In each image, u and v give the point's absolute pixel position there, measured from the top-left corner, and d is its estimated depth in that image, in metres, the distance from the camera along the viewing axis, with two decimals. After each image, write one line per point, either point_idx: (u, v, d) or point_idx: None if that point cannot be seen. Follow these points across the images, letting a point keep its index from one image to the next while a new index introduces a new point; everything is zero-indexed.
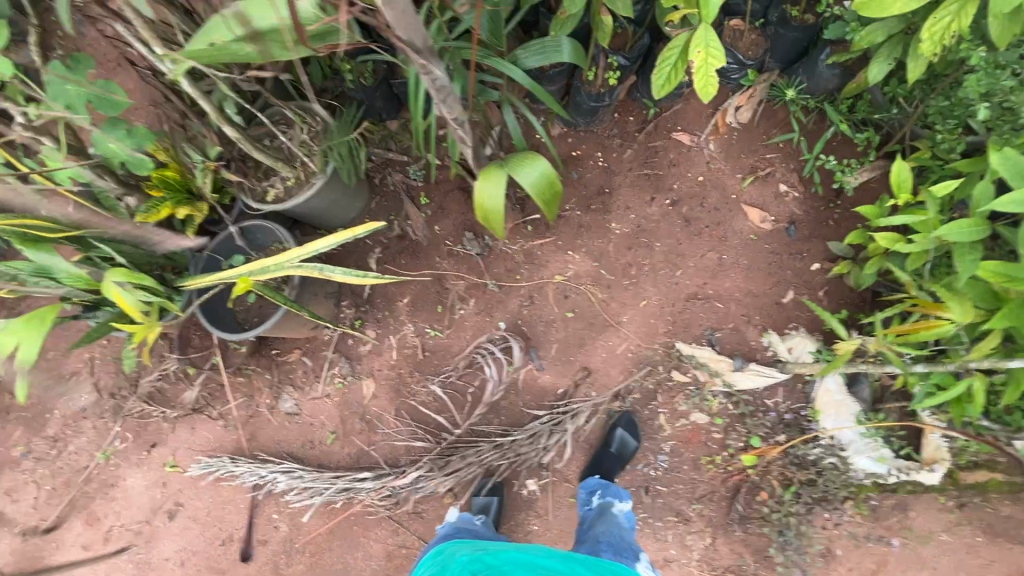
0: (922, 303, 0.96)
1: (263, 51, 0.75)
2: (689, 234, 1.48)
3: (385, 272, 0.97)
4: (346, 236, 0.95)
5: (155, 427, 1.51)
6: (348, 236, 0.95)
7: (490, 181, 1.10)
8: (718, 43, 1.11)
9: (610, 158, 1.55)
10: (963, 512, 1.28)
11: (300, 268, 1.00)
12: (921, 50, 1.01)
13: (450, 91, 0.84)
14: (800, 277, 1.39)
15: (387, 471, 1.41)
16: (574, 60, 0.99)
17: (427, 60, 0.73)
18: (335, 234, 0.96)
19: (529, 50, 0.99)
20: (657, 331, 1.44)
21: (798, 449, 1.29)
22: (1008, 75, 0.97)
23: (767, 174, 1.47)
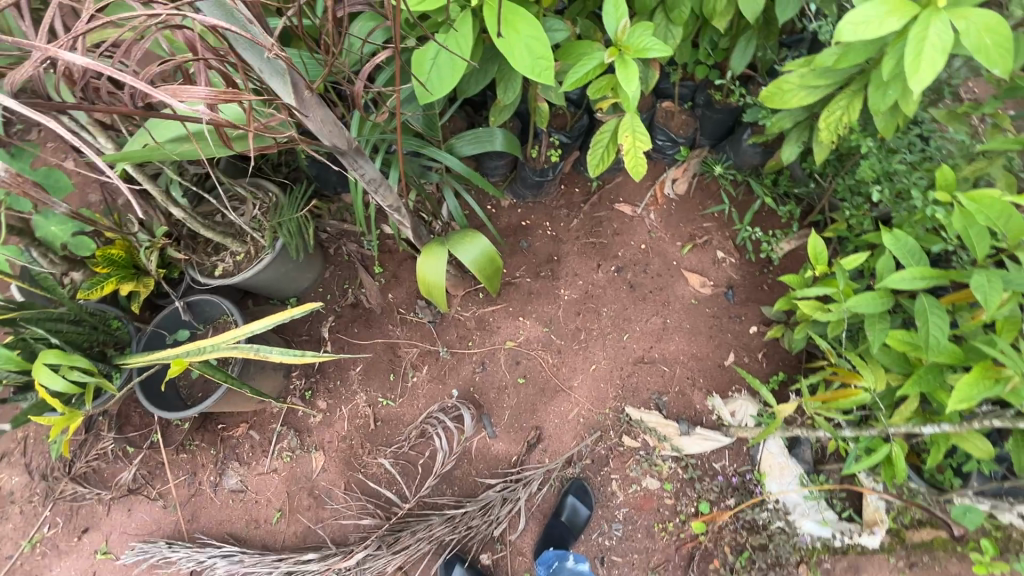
0: (840, 370, 1.02)
1: (199, 150, 0.80)
2: (634, 300, 1.54)
3: (323, 351, 0.99)
4: (284, 317, 0.96)
5: (89, 510, 1.44)
6: (286, 318, 0.97)
7: (432, 259, 1.14)
8: (643, 129, 1.20)
9: (558, 227, 1.63)
10: None
11: (237, 349, 1.00)
12: (822, 137, 1.12)
13: (382, 182, 0.89)
14: (740, 340, 1.45)
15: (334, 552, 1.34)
16: (506, 148, 1.06)
17: (354, 160, 0.78)
18: (273, 315, 0.98)
19: (464, 139, 1.06)
20: (607, 395, 1.47)
21: (747, 513, 1.29)
22: (897, 160, 1.08)
23: (705, 242, 1.56)
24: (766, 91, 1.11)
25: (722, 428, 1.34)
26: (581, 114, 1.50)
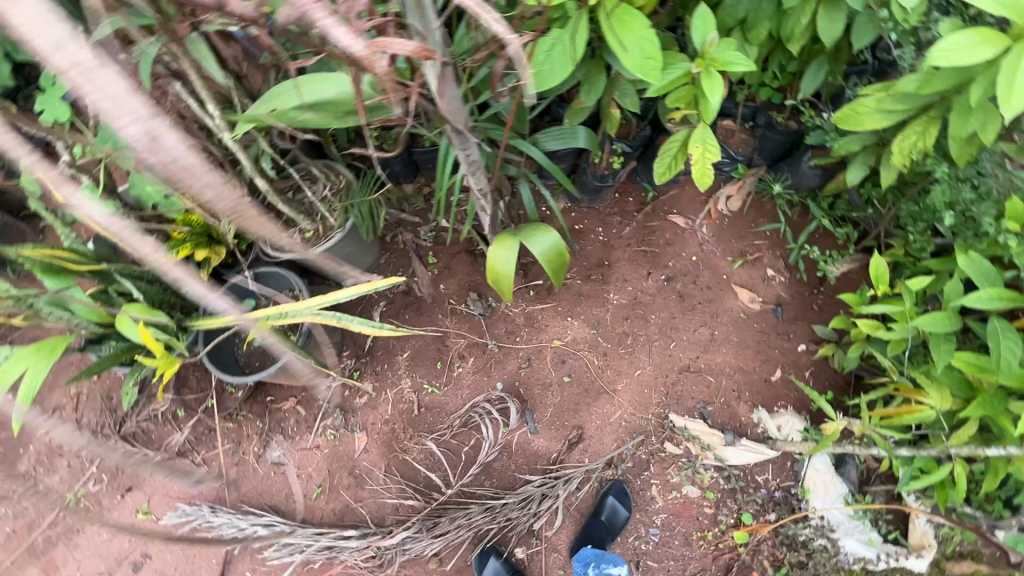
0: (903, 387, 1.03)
1: (320, 119, 0.85)
2: (682, 309, 1.56)
3: (402, 324, 1.02)
4: (369, 288, 1.00)
5: (134, 470, 1.47)
6: (371, 289, 1.00)
7: (503, 247, 1.17)
8: (715, 141, 1.24)
9: (610, 234, 1.66)
10: None
11: (319, 316, 1.03)
12: (893, 161, 1.15)
13: (479, 165, 0.94)
14: (787, 357, 1.46)
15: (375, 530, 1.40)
16: (587, 145, 1.13)
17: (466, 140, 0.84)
18: (357, 286, 1.01)
19: (548, 135, 1.13)
20: (650, 401, 1.48)
21: (788, 528, 1.29)
22: (967, 188, 1.11)
23: (756, 259, 1.58)
24: (840, 113, 1.15)
25: (768, 442, 1.35)
26: (644, 125, 1.55)
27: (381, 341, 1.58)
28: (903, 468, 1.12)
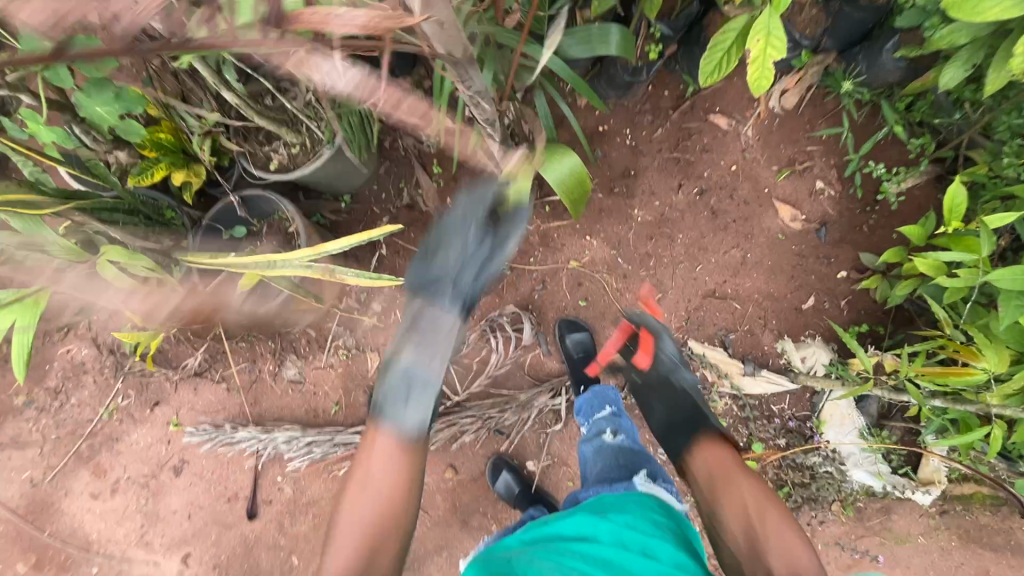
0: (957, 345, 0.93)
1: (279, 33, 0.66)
2: (714, 228, 1.41)
3: None
4: (362, 238, 0.88)
5: (157, 386, 1.51)
6: (364, 239, 0.88)
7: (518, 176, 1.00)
8: (782, 33, 0.98)
9: (639, 137, 1.45)
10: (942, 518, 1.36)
11: (310, 269, 0.91)
12: (1012, 65, 0.89)
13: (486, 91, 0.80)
14: (824, 284, 1.34)
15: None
16: (621, 53, 0.86)
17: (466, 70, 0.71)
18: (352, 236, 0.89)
19: (572, 39, 0.87)
20: (669, 326, 1.41)
21: (797, 455, 1.31)
22: None
23: (805, 168, 1.38)
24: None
25: (789, 374, 1.30)
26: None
27: (386, 260, 1.49)
28: (932, 417, 1.07)
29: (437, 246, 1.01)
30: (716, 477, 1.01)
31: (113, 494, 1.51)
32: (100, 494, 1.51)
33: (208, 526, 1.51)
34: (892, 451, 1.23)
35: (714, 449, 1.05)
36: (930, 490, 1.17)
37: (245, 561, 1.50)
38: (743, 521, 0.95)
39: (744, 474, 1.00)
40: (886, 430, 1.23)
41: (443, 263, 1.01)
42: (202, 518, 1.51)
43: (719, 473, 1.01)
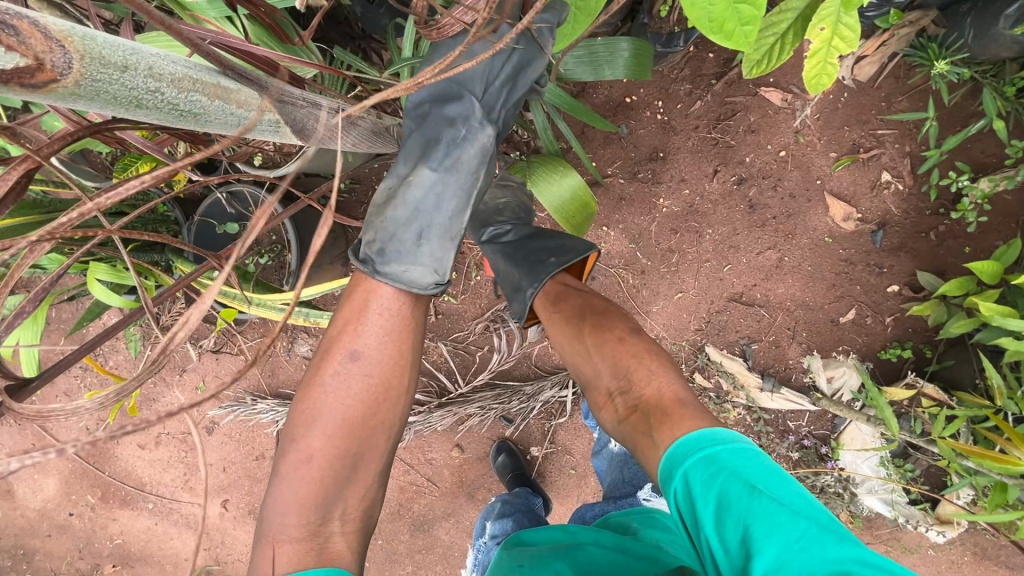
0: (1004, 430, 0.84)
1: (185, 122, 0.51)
2: (750, 224, 1.23)
3: (361, 352, 0.82)
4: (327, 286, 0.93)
5: (183, 354, 1.58)
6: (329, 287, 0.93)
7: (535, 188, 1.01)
8: (855, 22, 0.73)
9: (672, 111, 1.22)
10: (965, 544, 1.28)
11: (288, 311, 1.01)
12: None
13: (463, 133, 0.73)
14: (870, 296, 1.18)
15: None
16: (626, 74, 0.90)
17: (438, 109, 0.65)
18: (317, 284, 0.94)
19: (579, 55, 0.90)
20: (687, 328, 1.30)
21: (806, 475, 1.24)
22: None
23: (871, 157, 1.15)
24: None
25: (811, 396, 1.21)
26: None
27: None
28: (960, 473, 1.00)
29: (386, 212, 0.84)
30: (575, 313, 0.93)
31: (157, 446, 1.67)
32: (146, 444, 1.67)
33: (241, 479, 1.65)
34: (912, 485, 1.16)
35: (570, 298, 0.97)
36: (944, 529, 1.16)
37: None
38: (611, 372, 0.83)
39: (597, 333, 0.88)
40: (910, 464, 1.16)
41: (397, 224, 0.84)
42: (234, 471, 1.65)
43: (590, 324, 0.90)
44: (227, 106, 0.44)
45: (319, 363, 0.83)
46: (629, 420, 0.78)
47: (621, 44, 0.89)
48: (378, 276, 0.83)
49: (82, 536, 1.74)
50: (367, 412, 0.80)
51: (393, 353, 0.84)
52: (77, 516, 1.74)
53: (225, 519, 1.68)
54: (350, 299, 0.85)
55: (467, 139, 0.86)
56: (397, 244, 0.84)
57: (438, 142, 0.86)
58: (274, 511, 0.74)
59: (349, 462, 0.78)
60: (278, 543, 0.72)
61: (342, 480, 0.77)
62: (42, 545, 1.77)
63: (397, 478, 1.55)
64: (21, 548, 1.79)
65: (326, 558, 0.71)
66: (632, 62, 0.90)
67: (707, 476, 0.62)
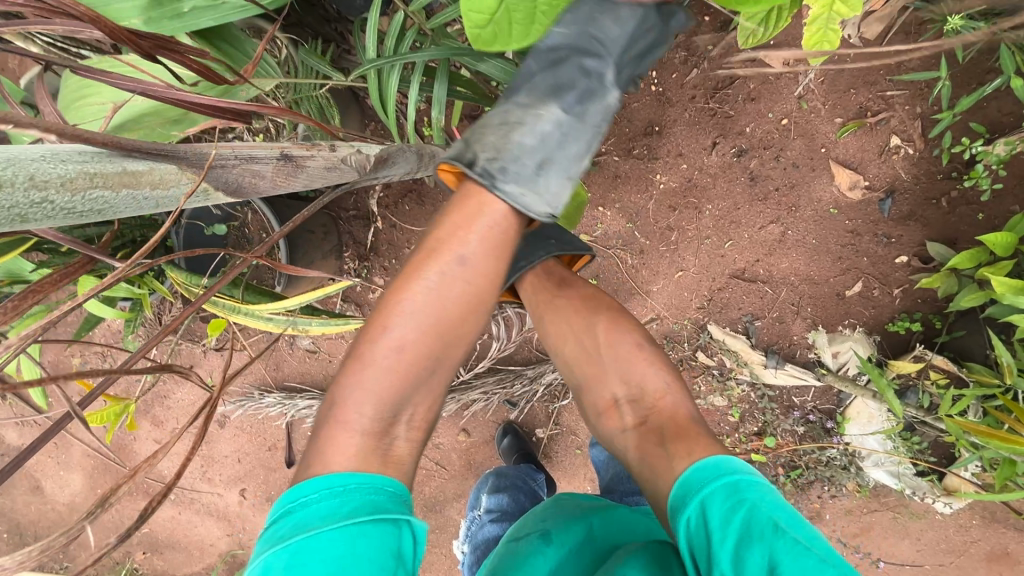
0: None
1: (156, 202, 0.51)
2: (751, 198, 1.18)
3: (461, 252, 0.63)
4: (313, 294, 0.95)
5: (188, 352, 1.60)
6: (315, 294, 0.95)
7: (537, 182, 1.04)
8: None
9: (667, 82, 1.16)
10: (980, 512, 1.26)
11: (271, 324, 1.00)
12: None
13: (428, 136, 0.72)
14: (877, 267, 1.14)
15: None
16: None
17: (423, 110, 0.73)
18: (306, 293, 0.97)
19: None
20: (688, 306, 1.27)
21: (810, 448, 1.24)
22: None
23: (878, 121, 1.09)
24: None
25: (816, 371, 1.20)
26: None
27: (383, 233, 1.40)
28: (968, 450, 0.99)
29: (511, 136, 0.66)
30: (582, 304, 0.99)
31: (172, 440, 1.71)
32: (163, 440, 1.72)
33: (256, 468, 1.70)
34: (919, 458, 1.15)
35: (577, 287, 1.03)
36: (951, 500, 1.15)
37: None
38: (620, 380, 0.91)
39: (611, 336, 0.94)
40: (917, 437, 1.14)
41: (518, 151, 0.65)
42: (249, 461, 1.70)
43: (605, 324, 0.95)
44: (138, 191, 0.46)
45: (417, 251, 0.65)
46: (638, 429, 0.85)
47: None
48: (497, 194, 0.63)
49: (112, 527, 1.82)
50: (458, 320, 0.65)
51: (494, 267, 0.65)
52: (106, 506, 1.82)
53: (245, 506, 1.73)
54: (463, 203, 0.64)
55: (602, 83, 0.71)
56: (515, 168, 0.65)
57: (571, 86, 0.70)
58: (346, 399, 0.63)
59: (430, 364, 0.65)
60: (345, 430, 0.62)
61: (418, 380, 0.65)
62: (76, 534, 1.85)
63: None
64: None
65: (388, 464, 0.62)
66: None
67: (726, 507, 0.64)
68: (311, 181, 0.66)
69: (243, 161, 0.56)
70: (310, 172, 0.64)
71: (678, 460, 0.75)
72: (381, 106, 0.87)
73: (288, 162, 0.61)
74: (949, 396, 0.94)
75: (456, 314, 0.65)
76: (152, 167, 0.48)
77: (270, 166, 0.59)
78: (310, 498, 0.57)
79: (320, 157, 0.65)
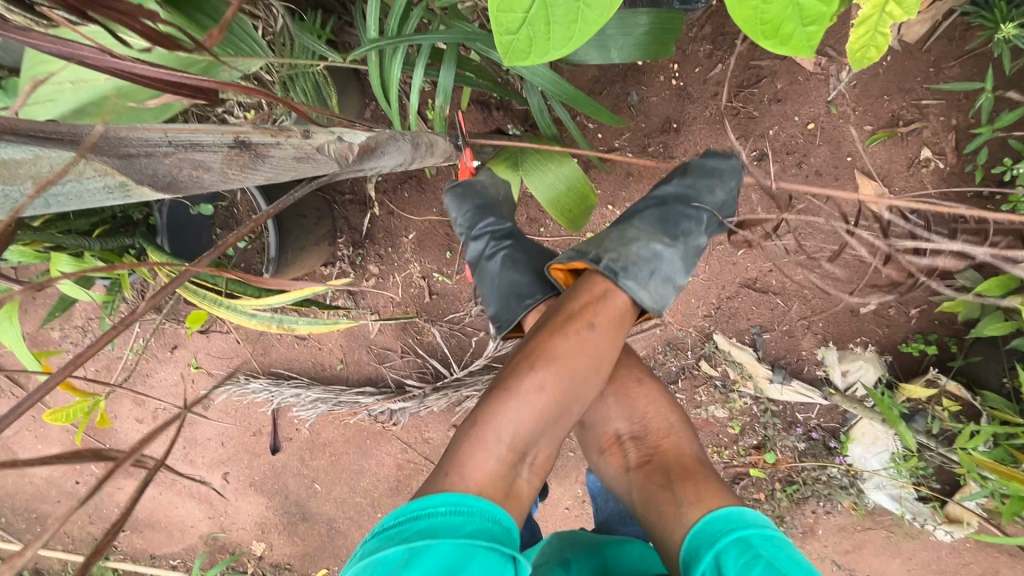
0: None
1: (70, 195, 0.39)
2: (769, 204, 1.13)
3: (594, 319, 0.74)
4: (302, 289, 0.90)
5: (173, 331, 1.55)
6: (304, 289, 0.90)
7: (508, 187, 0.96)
8: None
9: (689, 76, 1.09)
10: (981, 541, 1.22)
11: (255, 318, 0.95)
12: None
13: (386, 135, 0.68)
14: (896, 285, 1.09)
15: (388, 390, 1.45)
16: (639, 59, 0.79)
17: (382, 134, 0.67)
18: (295, 289, 0.92)
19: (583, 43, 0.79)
20: (694, 314, 1.23)
21: (811, 465, 1.20)
22: None
23: (910, 131, 1.03)
24: None
25: (823, 390, 1.15)
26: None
27: (381, 220, 1.34)
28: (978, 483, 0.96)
29: (628, 246, 0.85)
30: None
31: (154, 419, 1.66)
32: (144, 418, 1.67)
33: (240, 453, 1.65)
34: (921, 483, 1.13)
35: None
36: (952, 529, 1.13)
37: (276, 482, 1.66)
38: (623, 414, 0.86)
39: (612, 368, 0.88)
40: (922, 462, 1.11)
41: (637, 258, 0.83)
42: (233, 445, 1.65)
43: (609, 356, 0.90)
44: (13, 187, 0.34)
45: (560, 313, 0.75)
46: (642, 469, 0.81)
47: (637, 18, 0.75)
48: (619, 285, 0.80)
49: (91, 503, 1.78)
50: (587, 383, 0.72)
51: (616, 345, 0.76)
52: (85, 483, 1.77)
53: (227, 490, 1.70)
54: (595, 283, 0.79)
55: (696, 227, 0.92)
56: (636, 269, 0.82)
57: (679, 225, 0.91)
58: (487, 416, 0.66)
59: (557, 417, 0.69)
60: (484, 448, 0.64)
61: (546, 422, 0.68)
62: (53, 510, 1.81)
63: (396, 454, 1.55)
64: (33, 510, 1.84)
65: (507, 498, 0.64)
66: (646, 42, 0.77)
67: (742, 563, 0.61)
68: (275, 172, 0.57)
69: (180, 148, 0.43)
70: (273, 163, 0.55)
71: (686, 506, 0.71)
72: (383, 90, 0.81)
73: (244, 149, 0.51)
74: (964, 429, 0.91)
75: (583, 373, 0.71)
76: (38, 156, 0.34)
77: (222, 155, 0.48)
78: (437, 511, 0.58)
79: (287, 145, 0.55)
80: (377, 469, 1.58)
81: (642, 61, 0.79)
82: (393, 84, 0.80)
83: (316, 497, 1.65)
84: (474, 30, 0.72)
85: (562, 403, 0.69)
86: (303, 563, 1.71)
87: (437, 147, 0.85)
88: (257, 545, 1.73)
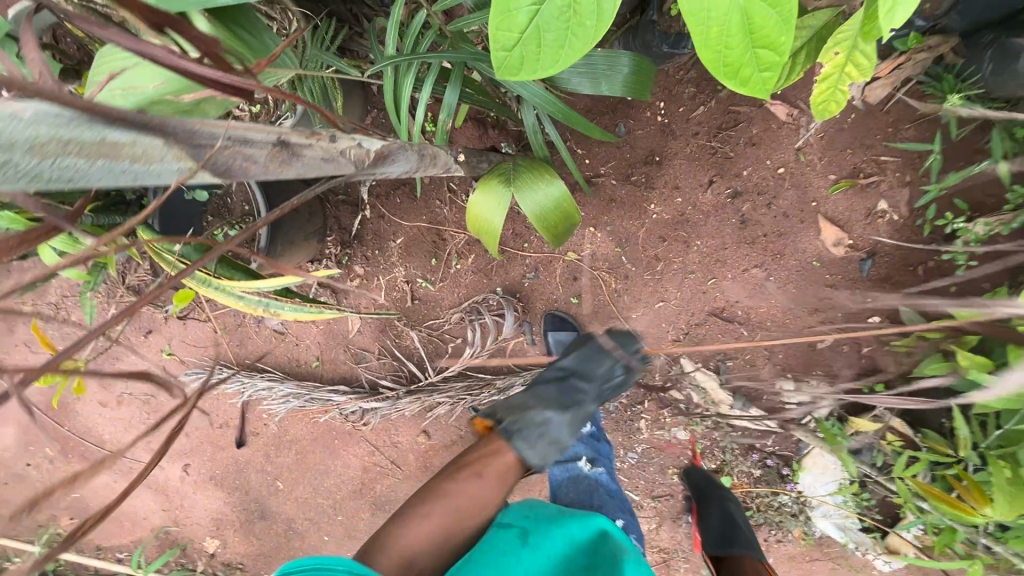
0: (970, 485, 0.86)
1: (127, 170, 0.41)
2: (739, 239, 1.21)
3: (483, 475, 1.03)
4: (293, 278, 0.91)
5: (149, 316, 1.54)
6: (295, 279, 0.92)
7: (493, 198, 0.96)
8: (872, 50, 0.69)
9: (673, 114, 1.18)
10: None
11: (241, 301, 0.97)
12: None
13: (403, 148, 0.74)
14: (850, 324, 1.17)
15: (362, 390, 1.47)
16: (623, 95, 0.85)
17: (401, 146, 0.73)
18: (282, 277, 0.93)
19: (574, 75, 0.85)
20: (664, 337, 1.30)
21: (765, 491, 1.26)
22: None
23: (869, 183, 1.12)
24: None
25: (780, 418, 1.21)
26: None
27: (371, 223, 1.38)
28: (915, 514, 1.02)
29: (527, 414, 1.12)
30: None
31: (118, 404, 1.64)
32: (108, 402, 1.64)
33: (204, 444, 1.63)
34: (866, 514, 1.18)
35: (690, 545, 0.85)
36: (891, 559, 1.19)
37: (236, 478, 1.65)
38: None
39: None
40: (867, 494, 1.17)
41: (529, 420, 1.11)
42: (197, 436, 1.63)
43: None
44: (115, 165, 0.38)
45: (455, 469, 1.05)
46: None
47: (621, 59, 0.82)
48: (509, 445, 1.08)
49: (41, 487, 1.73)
50: (472, 512, 0.99)
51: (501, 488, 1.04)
52: (37, 466, 1.72)
53: (185, 483, 1.67)
54: (489, 442, 1.10)
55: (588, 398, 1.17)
56: (527, 430, 1.10)
57: (571, 409, 1.15)
58: (396, 533, 0.93)
59: (441, 538, 0.94)
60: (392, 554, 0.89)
61: (434, 544, 0.94)
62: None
63: (364, 455, 1.56)
64: None
65: None
66: (632, 79, 0.84)
67: None
68: (306, 171, 0.60)
69: (239, 144, 0.48)
70: (307, 162, 0.59)
71: None
72: (393, 106, 0.86)
73: (284, 148, 0.56)
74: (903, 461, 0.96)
75: (467, 512, 0.99)
76: (134, 139, 0.39)
77: (266, 150, 0.53)
78: (332, 567, 0.69)
79: (317, 147, 0.60)
80: (344, 469, 1.59)
81: (627, 97, 0.85)
82: (403, 98, 0.85)
83: (277, 495, 1.63)
84: (479, 54, 0.78)
85: (446, 530, 0.95)
86: (257, 562, 1.70)
87: (439, 160, 0.89)
88: (211, 541, 1.70)
